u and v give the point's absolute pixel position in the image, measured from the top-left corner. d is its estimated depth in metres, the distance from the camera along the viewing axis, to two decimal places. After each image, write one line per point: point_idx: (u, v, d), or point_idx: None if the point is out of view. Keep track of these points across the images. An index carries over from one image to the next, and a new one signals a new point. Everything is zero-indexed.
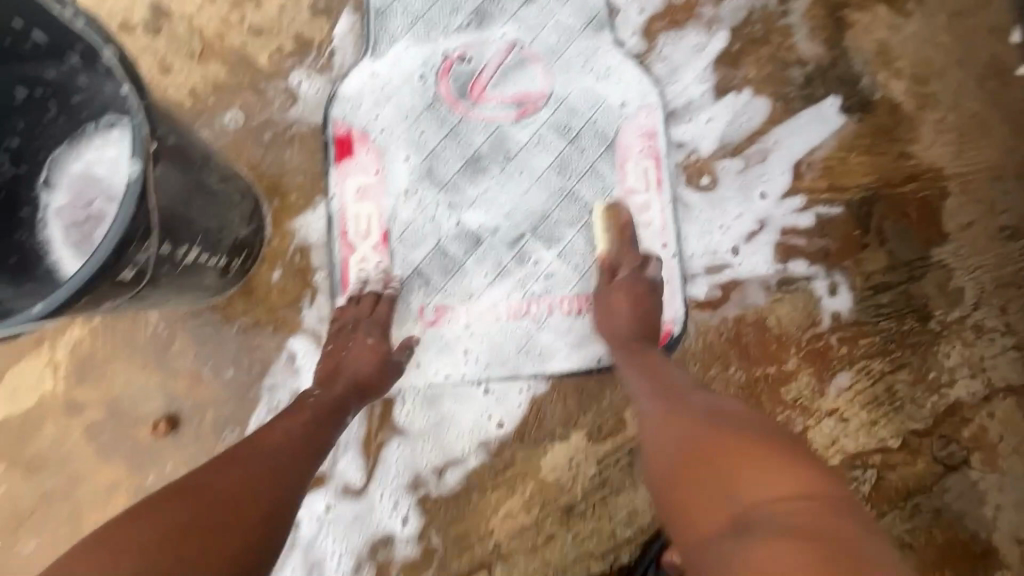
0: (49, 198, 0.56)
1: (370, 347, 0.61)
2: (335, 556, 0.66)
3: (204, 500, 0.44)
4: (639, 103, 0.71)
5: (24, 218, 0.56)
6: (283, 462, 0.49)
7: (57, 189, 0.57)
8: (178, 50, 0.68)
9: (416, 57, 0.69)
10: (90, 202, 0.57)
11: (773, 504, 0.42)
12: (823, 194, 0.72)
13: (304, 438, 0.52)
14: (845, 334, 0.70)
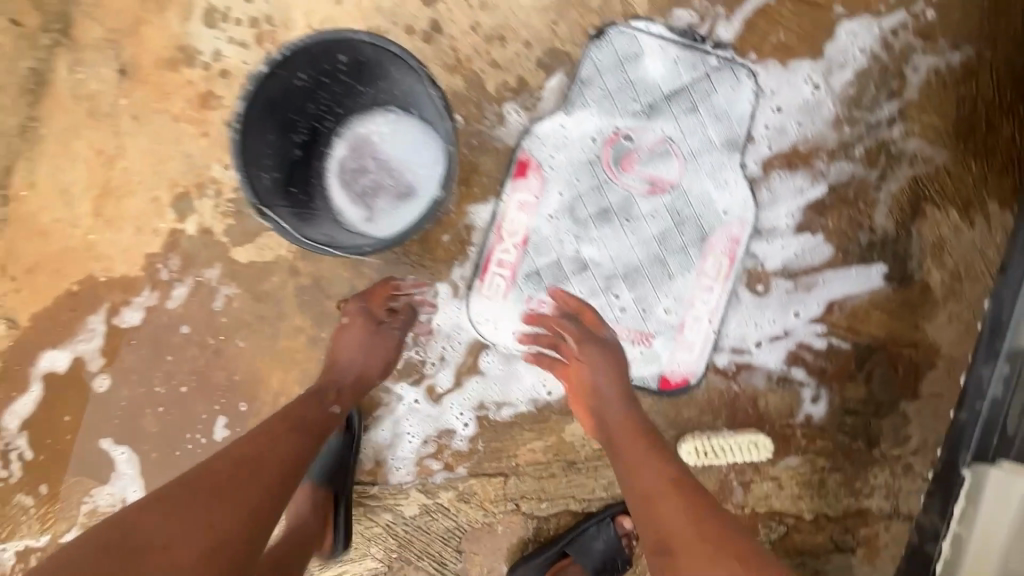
0: (337, 146, 0.85)
1: (359, 324, 0.88)
2: (410, 434, 0.97)
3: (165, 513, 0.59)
4: (738, 215, 0.93)
5: (322, 154, 0.85)
6: (254, 481, 0.65)
7: (343, 143, 0.85)
8: (437, 57, 0.94)
9: (596, 123, 0.93)
10: (360, 159, 0.86)
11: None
12: (842, 330, 0.95)
13: (263, 461, 0.68)
14: (809, 431, 0.95)
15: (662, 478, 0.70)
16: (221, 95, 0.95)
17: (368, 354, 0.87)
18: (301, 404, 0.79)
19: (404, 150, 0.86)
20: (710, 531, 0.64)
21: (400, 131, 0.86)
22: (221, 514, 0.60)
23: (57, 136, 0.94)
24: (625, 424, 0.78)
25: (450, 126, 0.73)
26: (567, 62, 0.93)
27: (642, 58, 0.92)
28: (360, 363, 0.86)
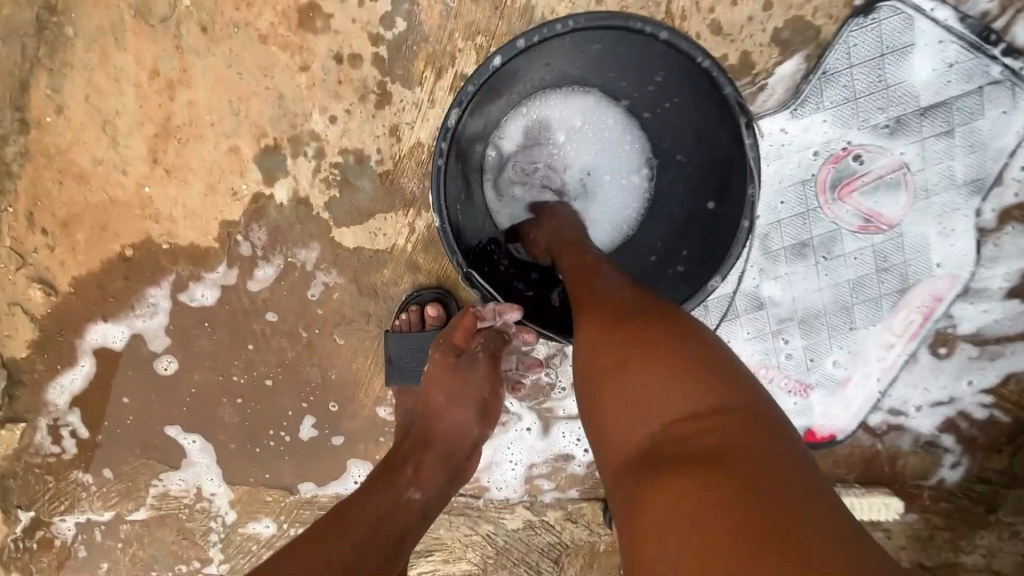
0: (522, 141, 0.70)
1: (441, 360, 0.65)
2: (512, 461, 0.89)
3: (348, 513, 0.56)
4: (950, 270, 0.79)
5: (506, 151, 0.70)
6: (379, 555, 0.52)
7: (534, 138, 0.70)
8: (642, 6, 0.67)
9: (825, 135, 0.72)
10: (540, 163, 0.70)
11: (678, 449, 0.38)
12: (1008, 404, 0.87)
13: (385, 523, 0.55)
14: (937, 494, 0.91)
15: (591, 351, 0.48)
16: (329, 13, 0.67)
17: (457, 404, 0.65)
18: (376, 485, 0.59)
19: (600, 162, 0.71)
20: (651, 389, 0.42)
21: (603, 138, 0.70)
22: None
23: (94, 42, 0.67)
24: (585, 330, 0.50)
25: (731, 182, 0.63)
26: (811, 41, 0.69)
27: (911, 52, 0.69)
28: (438, 411, 0.65)
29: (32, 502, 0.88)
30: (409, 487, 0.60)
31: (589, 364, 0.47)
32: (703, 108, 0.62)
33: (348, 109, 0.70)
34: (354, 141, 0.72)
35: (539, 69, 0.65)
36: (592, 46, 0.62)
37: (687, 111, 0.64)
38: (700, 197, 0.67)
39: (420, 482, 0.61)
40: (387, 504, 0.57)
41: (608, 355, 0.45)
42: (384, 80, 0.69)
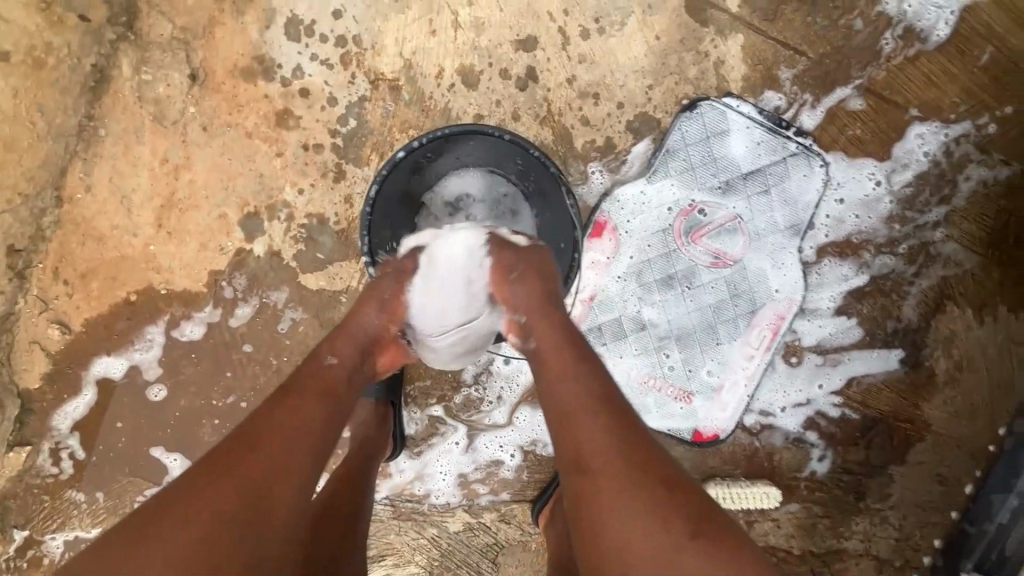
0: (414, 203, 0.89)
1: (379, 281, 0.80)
2: (443, 472, 1.04)
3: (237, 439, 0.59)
4: (787, 294, 1.01)
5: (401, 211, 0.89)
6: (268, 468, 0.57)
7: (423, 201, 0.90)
8: (529, 108, 0.93)
9: (675, 195, 0.96)
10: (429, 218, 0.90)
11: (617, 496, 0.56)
12: (855, 403, 1.07)
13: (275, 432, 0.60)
14: (812, 484, 1.09)
15: (577, 390, 0.64)
16: (298, 116, 0.91)
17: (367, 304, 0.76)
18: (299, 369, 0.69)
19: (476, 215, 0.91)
20: (619, 438, 0.60)
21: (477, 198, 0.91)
22: (238, 487, 0.54)
23: (120, 140, 0.89)
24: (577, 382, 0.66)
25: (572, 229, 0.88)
26: (655, 128, 0.94)
27: (727, 135, 0.95)
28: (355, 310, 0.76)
29: (27, 522, 0.99)
30: (326, 364, 0.69)
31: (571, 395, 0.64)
32: (543, 179, 0.88)
33: (313, 183, 0.93)
34: (317, 207, 0.93)
35: (430, 154, 0.88)
36: (466, 139, 0.88)
37: (535, 183, 0.89)
38: (558, 243, 0.90)
39: (336, 354, 0.71)
40: (307, 376, 0.67)
41: (578, 413, 0.62)
42: (340, 162, 0.92)
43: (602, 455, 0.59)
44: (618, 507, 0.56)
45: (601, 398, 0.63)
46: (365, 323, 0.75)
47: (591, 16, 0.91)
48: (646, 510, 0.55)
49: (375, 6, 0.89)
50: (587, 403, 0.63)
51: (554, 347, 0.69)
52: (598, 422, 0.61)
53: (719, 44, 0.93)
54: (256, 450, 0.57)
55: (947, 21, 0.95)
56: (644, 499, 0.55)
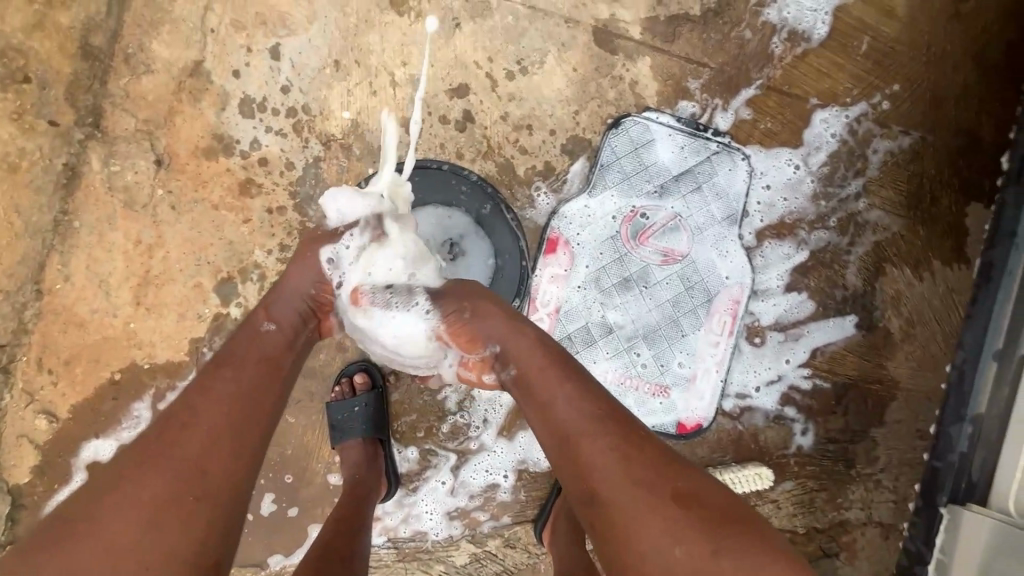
0: None
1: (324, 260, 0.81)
2: (429, 511, 1.05)
3: (178, 409, 0.63)
4: (737, 280, 1.08)
5: None
6: (205, 436, 0.60)
7: None
8: (471, 146, 1.02)
9: (616, 204, 1.05)
10: None
11: (633, 512, 0.60)
12: (823, 372, 1.12)
13: (216, 399, 0.64)
14: (801, 459, 1.12)
15: (570, 411, 0.67)
16: (260, 183, 0.98)
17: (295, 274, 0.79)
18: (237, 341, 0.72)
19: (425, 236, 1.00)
20: (623, 453, 0.63)
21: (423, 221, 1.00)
22: (180, 457, 0.58)
23: (94, 229, 0.95)
24: (570, 402, 0.68)
25: (517, 239, 1.01)
26: (587, 148, 1.04)
27: (653, 144, 1.05)
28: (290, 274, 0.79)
29: None
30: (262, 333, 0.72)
31: (566, 418, 0.67)
32: (483, 199, 1.00)
33: (280, 242, 0.99)
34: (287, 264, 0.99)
35: None
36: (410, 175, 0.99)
37: (475, 203, 1.00)
38: (505, 252, 1.01)
39: (274, 320, 0.74)
40: (242, 345, 0.70)
41: (576, 431, 0.66)
42: (303, 220, 0.99)
43: (610, 474, 0.62)
44: (641, 521, 0.59)
45: (601, 416, 0.67)
46: (296, 289, 0.78)
47: (513, 59, 1.02)
48: (672, 531, 0.58)
49: (317, 77, 0.98)
50: (588, 425, 0.66)
51: (542, 372, 0.72)
52: (599, 442, 0.64)
53: (630, 68, 1.04)
54: (198, 418, 0.62)
55: (824, 21, 1.08)
56: (661, 517, 0.59)
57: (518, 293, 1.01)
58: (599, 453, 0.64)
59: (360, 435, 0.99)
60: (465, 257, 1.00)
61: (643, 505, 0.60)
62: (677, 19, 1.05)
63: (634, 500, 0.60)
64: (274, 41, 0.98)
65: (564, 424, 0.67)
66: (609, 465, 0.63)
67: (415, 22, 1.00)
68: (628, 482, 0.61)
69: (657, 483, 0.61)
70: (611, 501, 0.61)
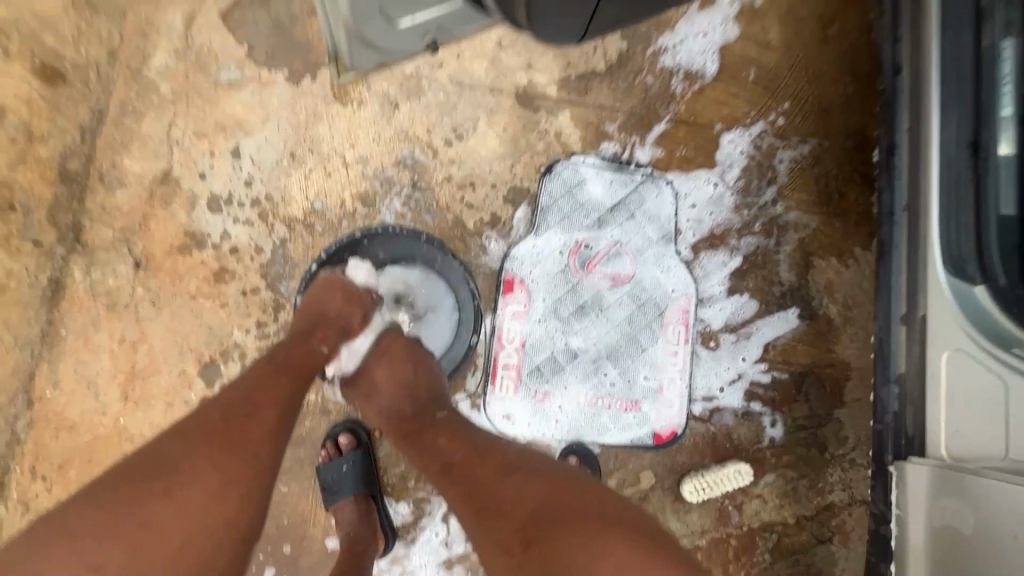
0: None
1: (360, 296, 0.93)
2: (422, 565, 1.07)
3: (239, 400, 0.71)
4: (683, 291, 1.18)
5: None
6: (269, 426, 0.71)
7: None
8: (422, 209, 1.13)
9: (561, 240, 1.15)
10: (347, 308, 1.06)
11: (478, 537, 0.69)
12: (779, 363, 1.20)
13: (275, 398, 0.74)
14: (776, 450, 1.18)
15: (430, 470, 0.79)
16: (232, 269, 1.07)
17: (345, 301, 0.91)
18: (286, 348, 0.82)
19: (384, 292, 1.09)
20: (463, 491, 0.73)
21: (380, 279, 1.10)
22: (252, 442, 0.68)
23: (81, 335, 1.01)
24: (428, 464, 0.80)
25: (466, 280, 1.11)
26: (527, 196, 1.15)
27: (585, 183, 1.17)
28: (338, 301, 0.91)
29: None
30: (313, 350, 0.83)
31: (431, 477, 0.79)
32: (429, 250, 1.11)
33: (257, 320, 1.06)
34: (266, 340, 1.06)
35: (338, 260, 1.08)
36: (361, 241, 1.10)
37: (424, 256, 1.11)
38: (458, 295, 1.11)
39: (325, 343, 0.85)
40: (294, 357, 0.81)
41: (438, 485, 0.77)
42: (277, 297, 1.07)
43: (459, 511, 0.72)
44: (482, 543, 0.68)
45: (447, 468, 0.76)
46: (340, 316, 0.89)
47: (449, 128, 1.15)
48: (498, 544, 0.67)
49: (276, 169, 1.09)
50: (442, 481, 0.76)
51: (403, 443, 0.84)
52: (448, 490, 0.75)
53: (553, 122, 1.18)
54: (261, 412, 0.71)
55: (714, 59, 1.24)
56: (495, 540, 0.67)
57: (475, 328, 1.11)
58: (450, 498, 0.74)
59: (352, 493, 1.02)
60: (424, 305, 1.10)
61: (480, 528, 0.69)
62: (587, 75, 1.20)
63: (475, 528, 0.70)
64: (233, 142, 1.09)
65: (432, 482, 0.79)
66: (458, 505, 0.73)
67: (357, 109, 1.12)
68: (468, 512, 0.71)
69: (484, 508, 0.70)
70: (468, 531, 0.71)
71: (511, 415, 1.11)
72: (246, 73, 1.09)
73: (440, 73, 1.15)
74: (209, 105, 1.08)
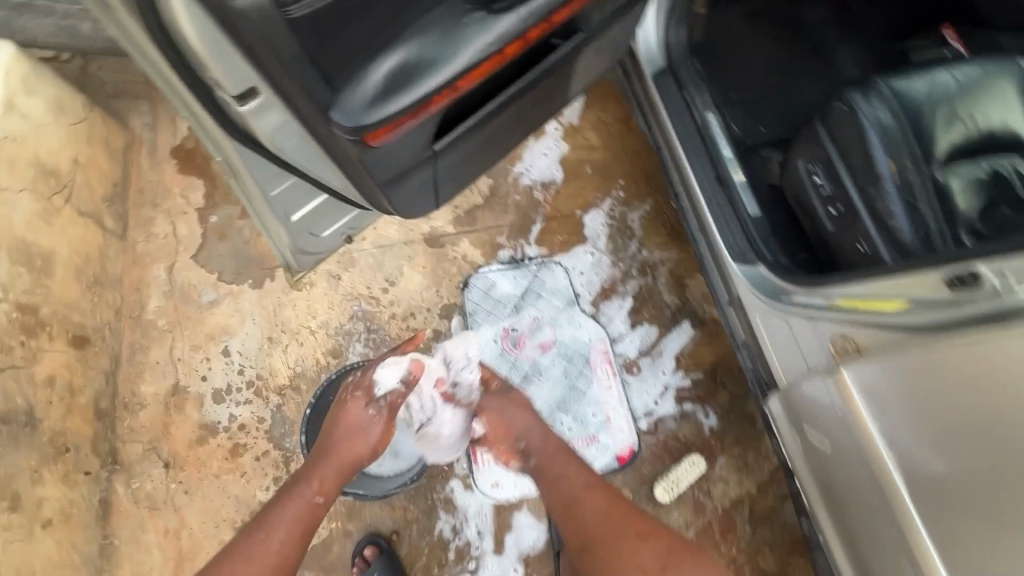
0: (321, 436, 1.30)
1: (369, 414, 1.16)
2: None
3: (248, 551, 0.94)
4: (597, 337, 1.49)
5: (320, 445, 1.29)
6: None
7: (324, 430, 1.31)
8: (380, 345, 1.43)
9: (492, 332, 1.47)
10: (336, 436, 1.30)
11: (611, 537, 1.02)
12: (692, 366, 1.49)
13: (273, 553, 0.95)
14: (718, 435, 1.43)
15: (574, 482, 1.10)
16: (244, 442, 1.31)
17: (352, 435, 1.13)
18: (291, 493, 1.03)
19: None
20: (609, 507, 1.06)
21: None
22: None
23: (135, 537, 1.23)
24: (577, 480, 1.10)
25: None
26: (456, 308, 1.49)
27: (496, 284, 1.52)
28: (352, 427, 1.14)
29: None
30: (312, 501, 1.03)
31: (568, 490, 1.09)
32: None
33: (273, 476, 1.29)
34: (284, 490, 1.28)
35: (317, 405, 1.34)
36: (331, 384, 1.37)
37: None
38: None
39: (323, 491, 1.06)
40: (296, 508, 1.01)
41: (574, 497, 1.08)
42: (285, 452, 1.31)
43: (597, 517, 1.04)
44: (618, 543, 1.01)
45: (590, 490, 1.09)
46: (347, 452, 1.12)
47: (383, 279, 1.49)
48: (632, 545, 1.00)
49: (259, 353, 1.39)
50: (588, 496, 1.08)
51: (547, 468, 1.14)
52: (593, 501, 1.07)
53: (458, 249, 1.54)
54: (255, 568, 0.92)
55: (558, 169, 1.68)
56: (635, 542, 1.00)
57: None
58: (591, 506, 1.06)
59: None
60: None
61: (618, 533, 1.02)
62: (472, 208, 1.59)
63: (620, 529, 1.02)
64: (221, 344, 1.39)
65: (570, 491, 1.09)
66: (598, 513, 1.05)
67: (310, 288, 1.46)
68: (610, 520, 1.04)
69: (629, 521, 1.03)
70: (597, 532, 1.03)
71: (498, 481, 1.33)
72: (220, 291, 1.42)
73: (365, 243, 1.51)
74: (198, 323, 1.39)
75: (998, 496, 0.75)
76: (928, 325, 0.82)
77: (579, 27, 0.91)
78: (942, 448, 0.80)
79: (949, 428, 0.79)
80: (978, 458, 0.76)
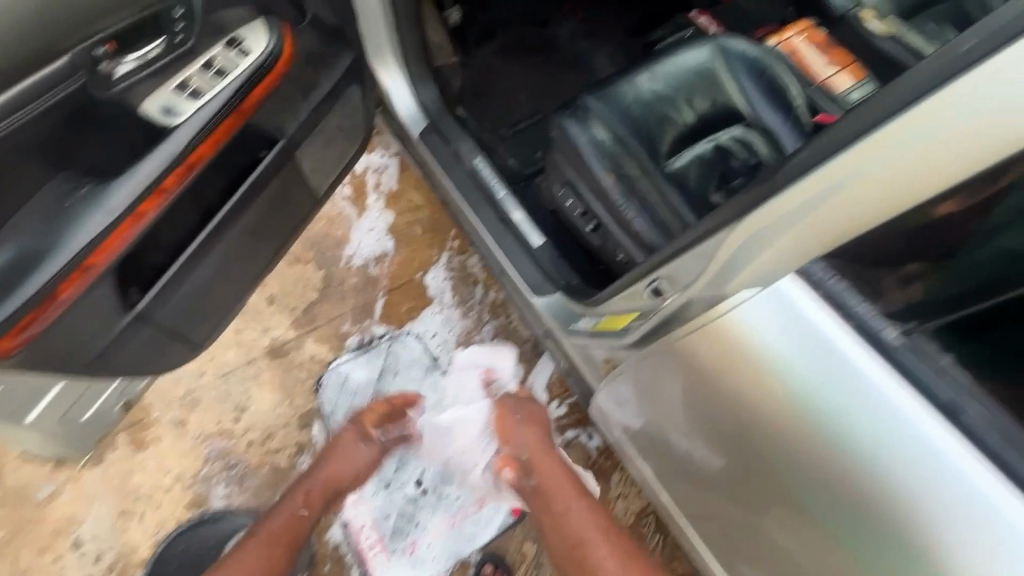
0: None
1: (365, 448, 1.25)
2: None
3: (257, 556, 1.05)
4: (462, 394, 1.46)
5: None
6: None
7: None
8: (244, 479, 1.37)
9: None
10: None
11: (596, 545, 0.98)
12: (564, 392, 1.48)
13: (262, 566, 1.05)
14: (606, 453, 1.42)
15: (557, 478, 1.09)
16: None
17: (365, 452, 1.24)
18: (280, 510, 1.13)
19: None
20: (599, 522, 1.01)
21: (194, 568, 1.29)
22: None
23: None
24: (568, 484, 1.08)
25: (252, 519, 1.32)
26: (315, 413, 1.44)
27: (350, 374, 1.48)
28: (370, 446, 1.26)
29: None
30: (296, 514, 1.13)
31: (551, 492, 1.07)
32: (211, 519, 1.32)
33: None
34: None
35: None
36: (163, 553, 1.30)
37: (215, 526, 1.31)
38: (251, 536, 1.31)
39: (308, 508, 1.14)
40: (280, 528, 1.10)
41: (562, 501, 1.05)
42: None
43: (585, 529, 1.00)
44: (599, 551, 0.97)
45: (577, 495, 1.06)
46: (363, 457, 1.24)
47: (232, 409, 1.43)
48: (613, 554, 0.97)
49: (115, 531, 1.31)
50: (576, 507, 1.04)
51: (548, 472, 1.10)
52: (578, 508, 1.04)
53: (303, 352, 1.50)
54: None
55: (388, 238, 1.66)
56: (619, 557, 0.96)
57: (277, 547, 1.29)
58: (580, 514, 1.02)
59: None
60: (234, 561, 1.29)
61: (603, 541, 0.99)
62: (309, 305, 1.55)
63: (606, 539, 0.99)
64: (70, 536, 1.30)
65: (564, 500, 1.05)
66: (585, 519, 1.02)
67: (156, 443, 1.38)
68: (598, 530, 1.00)
69: (618, 538, 0.99)
70: (581, 538, 1.00)
71: None
72: (57, 480, 1.33)
73: (204, 377, 1.45)
74: (39, 522, 1.30)
75: (775, 491, 0.72)
76: (649, 342, 0.80)
77: (276, 135, 0.91)
78: (721, 448, 0.78)
79: (720, 429, 0.76)
80: (747, 458, 0.74)
